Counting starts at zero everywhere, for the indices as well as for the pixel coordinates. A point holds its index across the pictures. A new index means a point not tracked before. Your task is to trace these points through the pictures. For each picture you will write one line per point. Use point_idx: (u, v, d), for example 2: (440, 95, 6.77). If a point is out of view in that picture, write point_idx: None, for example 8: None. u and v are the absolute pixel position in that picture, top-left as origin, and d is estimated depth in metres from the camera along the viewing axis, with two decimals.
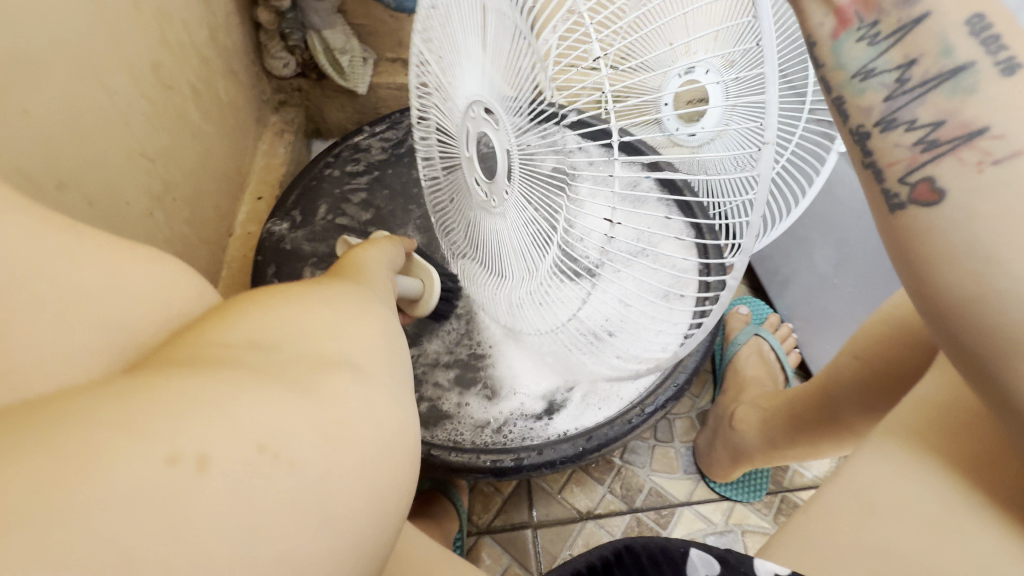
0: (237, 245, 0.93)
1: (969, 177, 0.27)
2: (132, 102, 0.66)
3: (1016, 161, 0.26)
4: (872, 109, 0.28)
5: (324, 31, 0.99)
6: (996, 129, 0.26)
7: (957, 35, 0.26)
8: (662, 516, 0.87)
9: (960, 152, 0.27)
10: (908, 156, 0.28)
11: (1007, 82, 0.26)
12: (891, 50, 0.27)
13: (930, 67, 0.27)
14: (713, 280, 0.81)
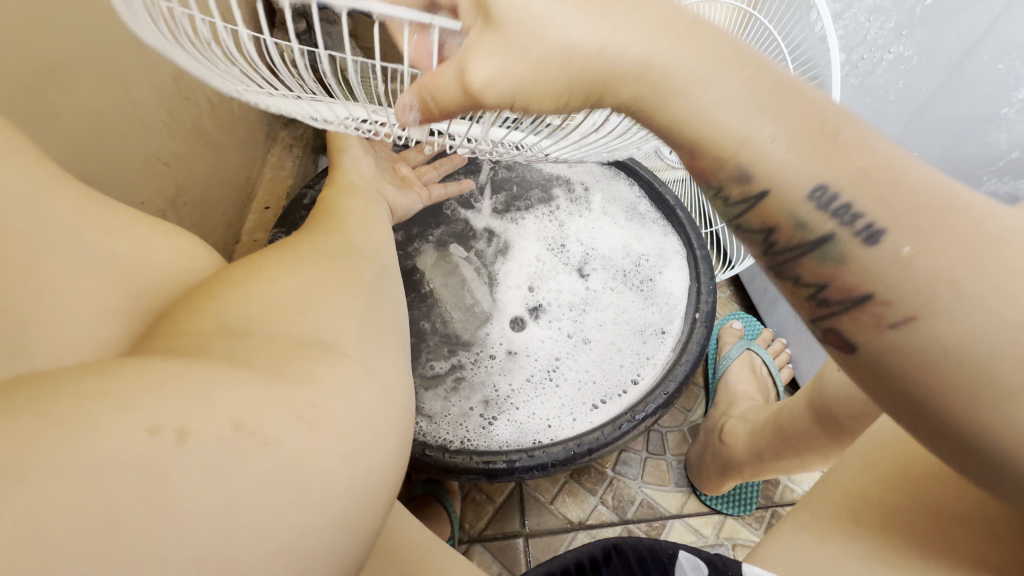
0: (243, 252, 0.96)
1: (874, 337, 0.31)
2: (152, 110, 0.69)
3: (911, 326, 0.29)
4: (765, 262, 0.36)
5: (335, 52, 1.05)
6: (882, 297, 0.30)
7: (803, 212, 0.32)
8: (653, 528, 0.88)
9: (854, 314, 0.31)
10: (809, 308, 0.34)
11: (871, 252, 0.30)
12: (753, 220, 0.34)
13: (792, 237, 0.33)
14: (703, 296, 0.84)
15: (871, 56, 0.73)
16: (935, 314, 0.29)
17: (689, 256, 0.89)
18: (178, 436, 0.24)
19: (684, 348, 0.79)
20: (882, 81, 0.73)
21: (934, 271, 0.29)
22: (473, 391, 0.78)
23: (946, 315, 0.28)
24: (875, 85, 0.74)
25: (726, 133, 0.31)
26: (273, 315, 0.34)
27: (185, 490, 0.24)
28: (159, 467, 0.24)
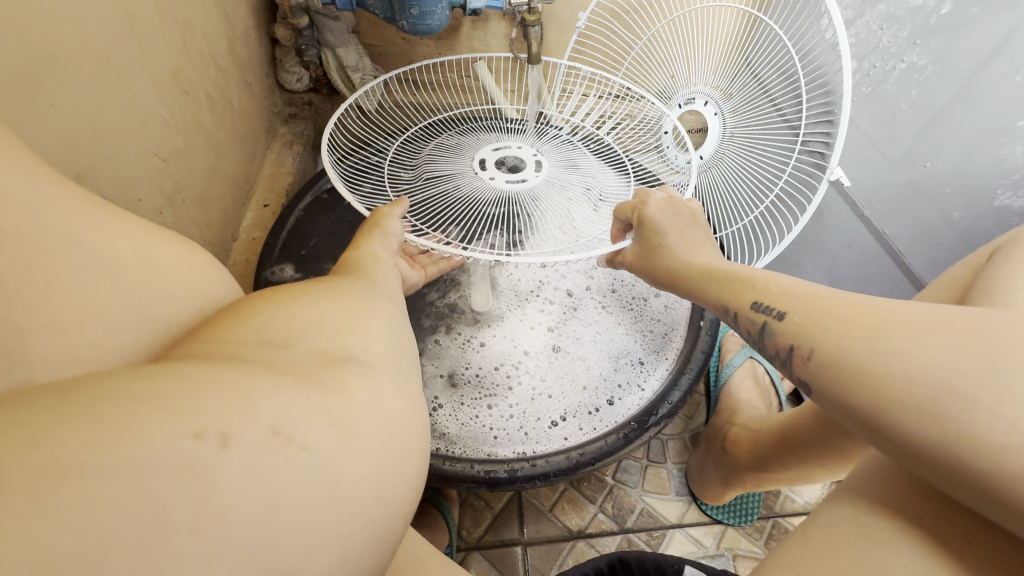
0: (241, 250, 0.94)
1: (805, 368, 0.41)
2: (151, 103, 0.68)
3: (814, 354, 0.41)
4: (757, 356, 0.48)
5: (338, 49, 1.03)
6: (799, 344, 0.42)
7: (752, 315, 0.48)
8: (654, 537, 0.86)
9: (793, 355, 0.43)
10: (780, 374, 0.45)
11: (781, 323, 0.44)
12: (741, 330, 0.49)
13: (752, 329, 0.47)
14: None
15: (883, 65, 0.73)
16: (825, 343, 0.40)
17: None
18: (171, 447, 0.22)
19: (688, 359, 0.79)
20: (893, 90, 0.73)
21: (816, 320, 0.42)
22: (471, 393, 0.77)
23: (836, 341, 0.39)
24: (887, 93, 0.74)
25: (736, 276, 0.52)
26: (279, 317, 0.33)
27: (204, 496, 0.22)
28: (178, 491, 0.22)
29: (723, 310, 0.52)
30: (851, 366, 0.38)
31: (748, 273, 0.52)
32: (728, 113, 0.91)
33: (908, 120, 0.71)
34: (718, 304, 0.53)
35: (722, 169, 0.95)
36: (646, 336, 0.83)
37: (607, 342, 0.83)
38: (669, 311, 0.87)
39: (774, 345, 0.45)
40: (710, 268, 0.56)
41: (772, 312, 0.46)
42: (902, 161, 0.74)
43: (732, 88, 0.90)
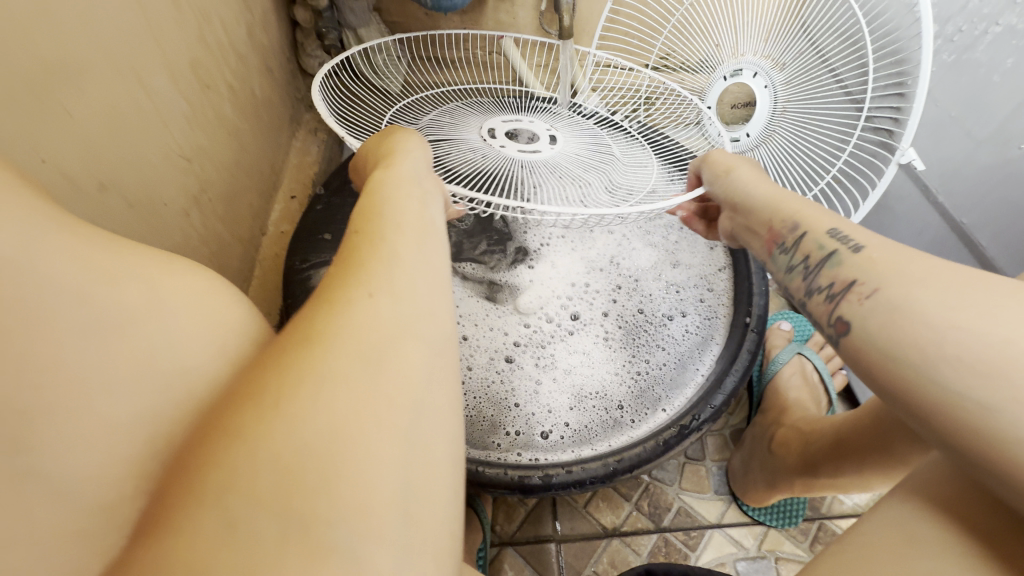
0: (270, 244, 0.94)
1: (858, 307, 0.39)
2: (171, 101, 0.66)
3: (878, 295, 0.38)
4: (798, 287, 0.47)
5: (359, 30, 1.00)
6: (862, 280, 0.40)
7: (823, 238, 0.45)
8: (691, 537, 0.84)
9: (847, 295, 0.40)
10: (824, 307, 0.42)
11: (857, 255, 0.42)
12: (795, 255, 0.48)
13: (817, 258, 0.44)
14: (755, 295, 0.80)
15: (972, 27, 0.64)
16: (894, 284, 0.37)
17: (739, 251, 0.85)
18: None
19: (733, 358, 0.75)
20: (983, 57, 0.64)
21: (896, 263, 0.38)
22: (505, 393, 0.75)
23: (905, 287, 0.36)
24: (975, 62, 0.65)
25: (765, 197, 0.53)
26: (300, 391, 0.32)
27: None
28: None
29: (773, 238, 0.51)
30: (906, 307, 0.35)
31: (798, 207, 0.50)
32: (780, 86, 0.83)
33: (1001, 92, 0.63)
34: (765, 238, 0.52)
35: (770, 147, 0.86)
36: (682, 338, 0.80)
37: (640, 344, 0.80)
38: (707, 309, 0.83)
39: (830, 277, 0.42)
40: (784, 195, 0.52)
41: (847, 244, 0.43)
42: (991, 140, 0.65)
43: (786, 57, 0.81)
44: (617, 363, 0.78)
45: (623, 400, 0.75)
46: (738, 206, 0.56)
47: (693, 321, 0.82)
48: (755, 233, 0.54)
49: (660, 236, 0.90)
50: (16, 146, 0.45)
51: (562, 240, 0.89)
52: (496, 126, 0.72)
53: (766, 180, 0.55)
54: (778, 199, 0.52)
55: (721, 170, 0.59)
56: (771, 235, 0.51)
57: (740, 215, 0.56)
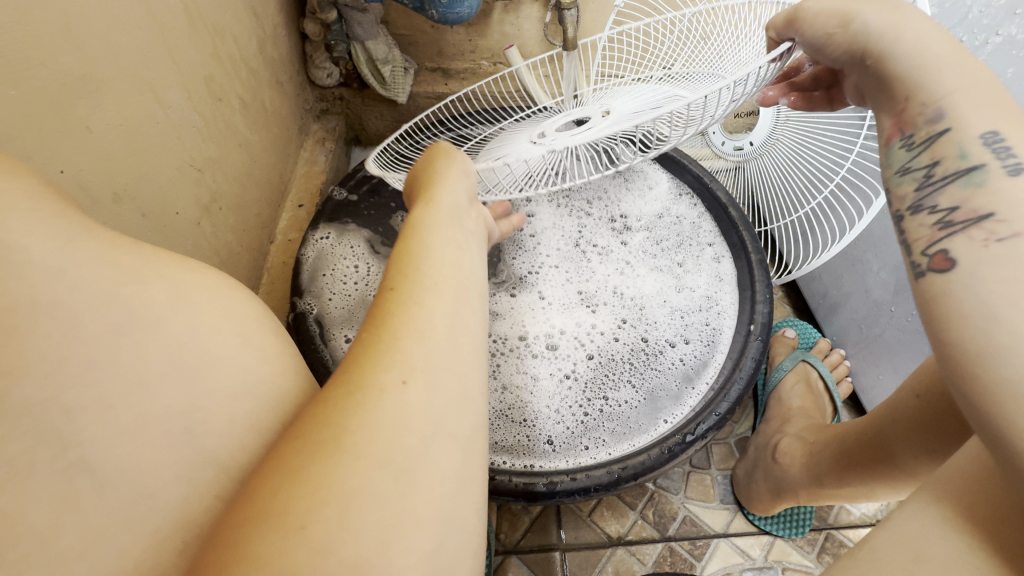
0: (278, 252, 0.95)
1: (978, 249, 0.33)
2: (186, 114, 0.68)
3: (1017, 241, 0.32)
4: (906, 197, 0.39)
5: (367, 42, 1.01)
6: (1001, 217, 0.33)
7: (972, 144, 0.36)
8: (697, 547, 0.83)
9: (969, 231, 0.34)
10: (929, 234, 0.36)
11: (1013, 181, 0.34)
12: (921, 156, 0.38)
13: (953, 168, 0.36)
14: (759, 304, 0.79)
15: (973, 37, 0.65)
16: None
17: (743, 257, 0.84)
18: None
19: (736, 366, 0.75)
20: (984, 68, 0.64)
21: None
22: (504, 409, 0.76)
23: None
24: None
25: (909, 66, 0.39)
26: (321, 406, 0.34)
27: None
28: None
29: (900, 126, 0.40)
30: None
31: (950, 86, 0.37)
32: None
33: None
34: (885, 126, 0.41)
35: (774, 155, 0.90)
36: (686, 355, 0.79)
37: (640, 365, 0.78)
38: (712, 326, 0.81)
39: (958, 200, 0.35)
40: (936, 62, 0.38)
41: (1003, 157, 0.34)
42: None
43: None
44: (618, 380, 0.77)
45: (624, 416, 0.75)
46: (870, 71, 0.42)
47: (699, 336, 0.80)
48: (880, 110, 0.42)
49: (663, 253, 0.88)
50: (36, 159, 0.47)
51: (566, 254, 0.89)
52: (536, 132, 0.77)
53: (920, 28, 0.40)
54: (932, 66, 0.38)
55: (838, 21, 0.44)
56: (899, 120, 0.40)
57: (869, 86, 0.43)
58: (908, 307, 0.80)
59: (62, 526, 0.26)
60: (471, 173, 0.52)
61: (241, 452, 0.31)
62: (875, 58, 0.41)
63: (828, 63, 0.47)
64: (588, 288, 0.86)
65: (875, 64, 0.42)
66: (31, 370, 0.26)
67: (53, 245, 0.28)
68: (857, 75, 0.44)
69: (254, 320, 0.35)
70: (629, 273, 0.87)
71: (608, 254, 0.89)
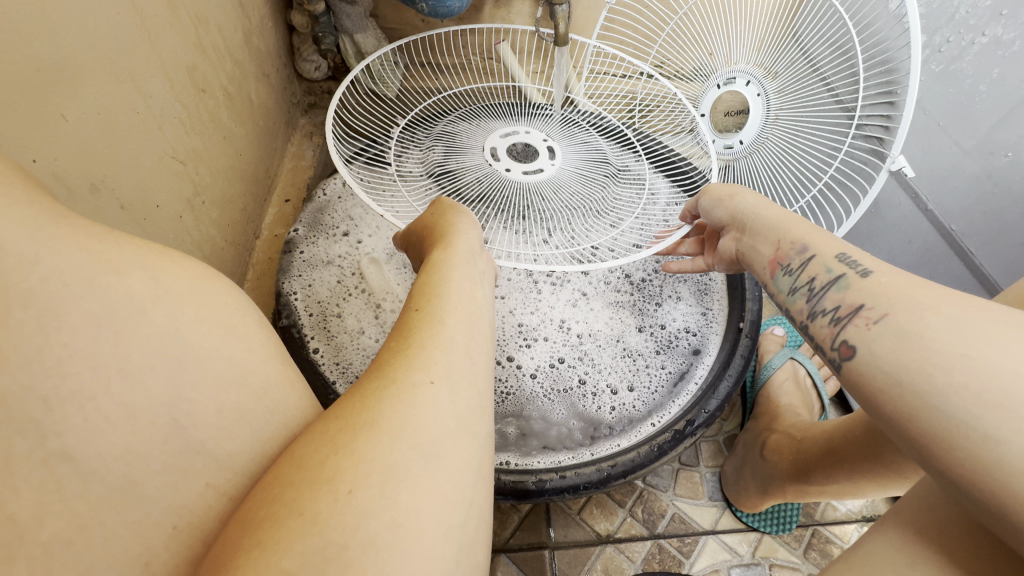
0: (263, 247, 0.93)
1: (864, 332, 0.39)
2: (167, 103, 0.66)
3: (887, 319, 0.38)
4: (802, 309, 0.47)
5: (356, 35, 1.00)
6: (869, 305, 0.40)
7: (832, 262, 0.45)
8: (685, 544, 0.84)
9: (853, 321, 0.40)
10: (829, 331, 0.42)
11: (866, 280, 0.42)
12: (800, 277, 0.48)
13: (824, 280, 0.45)
14: (748, 301, 0.80)
15: (960, 38, 0.66)
16: (903, 309, 0.37)
17: None
18: None
19: (725, 365, 0.75)
20: (970, 68, 0.65)
21: (902, 288, 0.39)
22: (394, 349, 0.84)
23: (916, 313, 0.36)
24: (962, 72, 0.66)
25: (773, 220, 0.53)
26: (324, 418, 0.34)
27: None
28: None
29: (778, 260, 0.51)
30: (918, 331, 0.35)
31: (806, 231, 0.49)
32: (772, 94, 0.84)
33: (986, 103, 0.64)
34: (768, 259, 0.52)
35: (763, 154, 0.88)
36: (632, 399, 0.77)
37: (571, 398, 0.76)
38: (668, 369, 0.79)
39: (837, 301, 0.43)
40: (795, 219, 0.52)
41: (856, 269, 0.43)
42: (978, 150, 0.65)
43: (778, 66, 0.82)
44: (546, 403, 0.76)
45: (548, 434, 0.74)
46: (745, 228, 0.56)
47: (656, 380, 0.78)
48: (756, 252, 0.54)
49: (629, 290, 0.86)
50: (6, 147, 0.44)
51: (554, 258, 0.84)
52: (499, 145, 0.84)
53: (768, 201, 0.56)
54: (792, 220, 0.52)
55: (723, 194, 0.60)
56: (777, 255, 0.51)
57: (746, 236, 0.56)
58: None
59: (45, 515, 0.24)
60: (479, 232, 0.60)
61: (226, 444, 0.31)
62: (750, 220, 0.56)
63: (715, 222, 0.62)
64: (535, 322, 0.83)
65: (751, 221, 0.56)
66: (6, 358, 0.25)
67: (25, 230, 0.27)
68: (735, 229, 0.58)
69: (237, 310, 0.34)
70: (585, 299, 0.86)
71: (564, 287, 0.86)
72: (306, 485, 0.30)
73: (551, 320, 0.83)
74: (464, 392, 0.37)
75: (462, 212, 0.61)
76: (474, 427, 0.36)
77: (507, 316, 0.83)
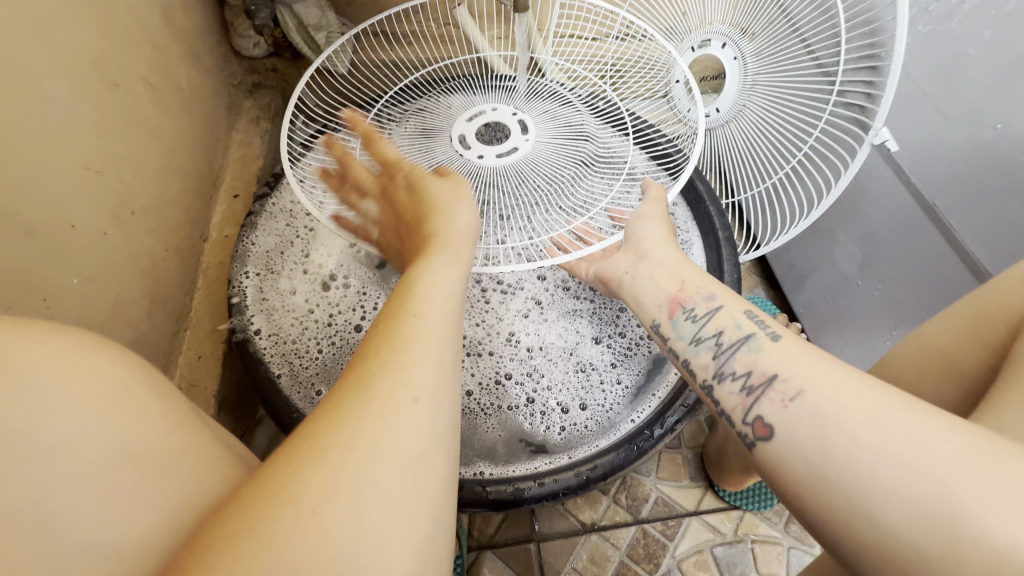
0: (213, 251, 0.86)
1: (781, 410, 0.42)
2: (72, 105, 0.58)
3: (801, 398, 0.41)
4: (706, 364, 0.49)
5: (295, 5, 0.89)
6: (783, 377, 0.43)
7: (740, 319, 0.49)
8: (669, 527, 0.84)
9: (768, 393, 0.43)
10: (740, 400, 0.45)
11: (774, 345, 0.46)
12: (706, 328, 0.51)
13: (733, 336, 0.48)
14: (728, 281, 0.80)
15: None
16: (814, 389, 0.41)
17: (711, 235, 0.85)
18: None
19: None
20: (958, 30, 0.58)
21: (805, 363, 0.43)
22: (320, 314, 0.80)
23: (825, 396, 0.40)
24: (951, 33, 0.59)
25: (676, 261, 0.57)
26: None
27: None
28: None
29: (680, 302, 0.53)
30: (835, 420, 0.38)
31: (710, 282, 0.54)
32: (749, 58, 0.79)
33: (975, 69, 0.57)
34: (667, 299, 0.55)
35: (741, 122, 0.84)
36: (585, 419, 0.69)
37: (521, 414, 0.70)
38: (625, 381, 0.71)
39: (748, 365, 0.46)
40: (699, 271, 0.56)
41: (764, 331, 0.48)
42: (966, 119, 0.59)
43: (756, 27, 0.77)
44: (488, 419, 0.69)
45: (480, 451, 0.67)
46: (648, 258, 0.59)
47: (611, 395, 0.70)
48: (661, 285, 0.56)
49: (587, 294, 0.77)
50: None
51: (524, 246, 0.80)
52: (466, 131, 0.77)
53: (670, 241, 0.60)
54: (696, 269, 0.56)
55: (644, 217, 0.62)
56: (680, 297, 0.54)
57: (649, 269, 0.58)
58: (873, 282, 0.76)
59: None
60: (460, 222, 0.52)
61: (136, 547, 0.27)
62: (655, 255, 0.59)
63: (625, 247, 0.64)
64: (481, 336, 0.75)
65: (658, 257, 0.58)
66: None
67: None
68: (638, 258, 0.60)
69: None
70: (533, 304, 0.77)
71: (516, 293, 0.78)
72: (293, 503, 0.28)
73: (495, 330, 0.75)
74: (445, 434, 0.34)
75: (460, 178, 0.50)
76: (442, 477, 0.33)
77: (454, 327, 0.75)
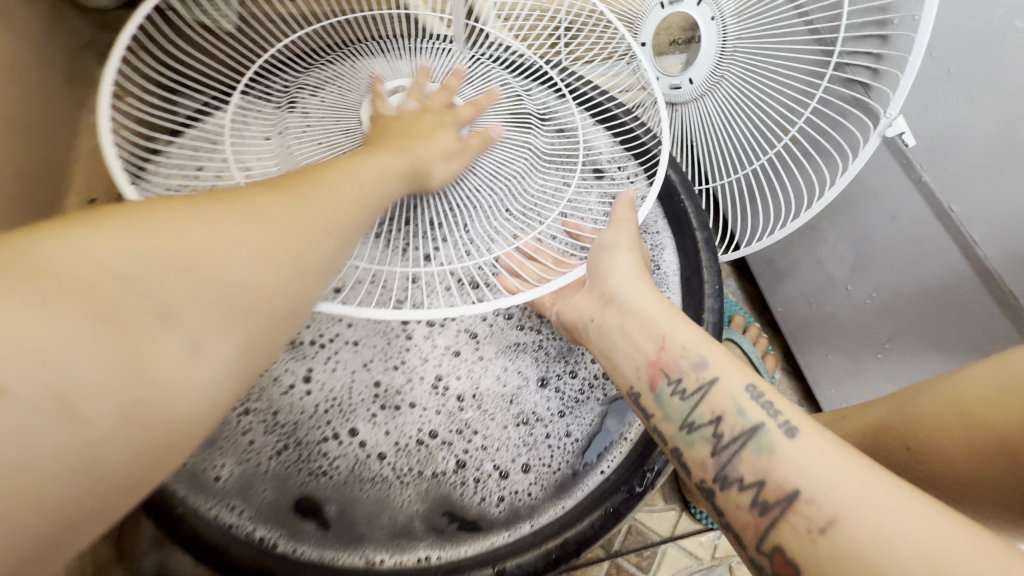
0: None
1: (808, 543, 0.33)
2: None
3: (835, 529, 0.32)
4: (705, 460, 0.40)
5: None
6: (805, 494, 0.34)
7: (742, 401, 0.40)
8: (644, 558, 0.77)
9: (789, 515, 0.34)
10: (752, 518, 0.36)
11: (791, 443, 0.37)
12: (699, 409, 0.41)
13: (735, 426, 0.39)
14: (707, 291, 0.69)
15: None
16: (850, 516, 0.32)
17: (686, 236, 0.73)
18: None
19: None
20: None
21: (833, 473, 0.34)
22: None
23: (866, 528, 0.31)
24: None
25: (649, 306, 0.48)
26: None
27: None
28: None
29: (662, 367, 0.44)
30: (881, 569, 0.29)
31: (694, 339, 0.44)
32: (729, 18, 0.66)
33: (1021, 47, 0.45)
34: (646, 364, 0.45)
35: (717, 97, 0.70)
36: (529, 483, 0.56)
37: (455, 482, 0.55)
38: (576, 433, 0.58)
39: (758, 470, 0.37)
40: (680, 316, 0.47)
41: (773, 416, 0.39)
42: (1003, 111, 0.48)
43: None
44: (412, 492, 0.54)
45: (404, 536, 0.52)
46: (617, 302, 0.49)
47: (562, 451, 0.57)
48: (635, 341, 0.47)
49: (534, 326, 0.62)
50: None
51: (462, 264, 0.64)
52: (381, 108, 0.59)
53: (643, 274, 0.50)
54: (679, 318, 0.47)
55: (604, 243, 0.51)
56: (659, 361, 0.44)
57: (621, 317, 0.48)
58: (866, 289, 0.67)
59: None
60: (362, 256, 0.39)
61: None
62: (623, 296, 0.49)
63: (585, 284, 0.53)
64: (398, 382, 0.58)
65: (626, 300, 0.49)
66: None
67: None
68: (605, 298, 0.50)
69: None
70: (465, 336, 0.60)
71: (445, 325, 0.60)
72: (36, 333, 0.21)
73: (415, 375, 0.58)
74: None
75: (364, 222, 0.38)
76: None
77: (363, 372, 0.57)
